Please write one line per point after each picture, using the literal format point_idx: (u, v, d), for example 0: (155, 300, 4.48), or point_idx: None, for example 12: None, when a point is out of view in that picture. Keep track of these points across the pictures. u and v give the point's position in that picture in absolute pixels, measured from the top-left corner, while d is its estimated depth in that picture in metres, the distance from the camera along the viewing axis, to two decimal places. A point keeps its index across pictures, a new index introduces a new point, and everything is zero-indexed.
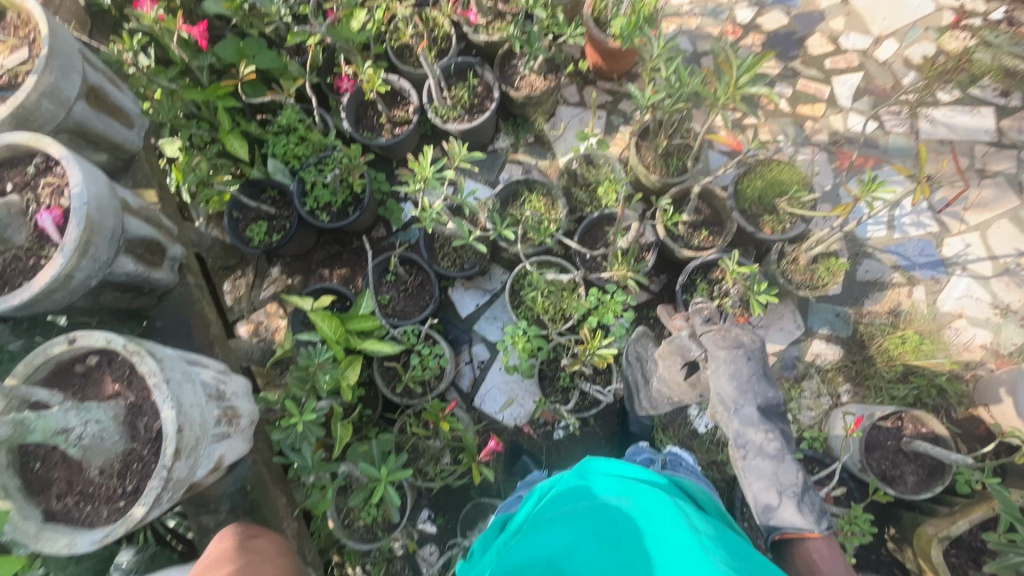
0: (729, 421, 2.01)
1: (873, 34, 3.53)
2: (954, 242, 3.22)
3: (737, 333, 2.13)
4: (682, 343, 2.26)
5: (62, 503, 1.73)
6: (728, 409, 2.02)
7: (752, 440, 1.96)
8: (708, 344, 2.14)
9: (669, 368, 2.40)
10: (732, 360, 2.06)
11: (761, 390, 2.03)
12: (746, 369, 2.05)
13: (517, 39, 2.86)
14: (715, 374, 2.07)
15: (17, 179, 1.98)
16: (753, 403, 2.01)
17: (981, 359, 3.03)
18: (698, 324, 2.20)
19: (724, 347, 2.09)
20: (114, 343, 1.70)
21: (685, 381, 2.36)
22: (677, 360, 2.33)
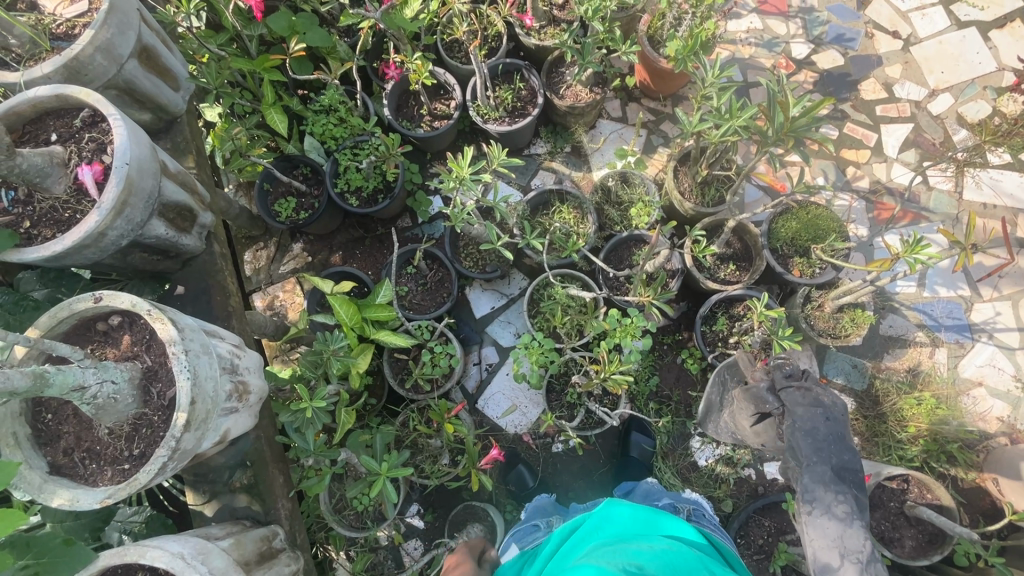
0: (799, 475, 1.84)
1: (928, 87, 3.46)
2: (983, 308, 3.16)
3: (817, 392, 2.00)
4: (755, 391, 2.15)
5: (69, 457, 1.75)
6: (800, 463, 1.85)
7: (819, 497, 1.75)
8: (786, 400, 2.01)
9: (740, 413, 2.24)
10: (810, 417, 1.92)
11: (838, 452, 1.85)
12: (824, 429, 1.88)
13: (570, 48, 2.83)
14: (789, 429, 1.93)
15: (62, 130, 2.00)
16: (828, 463, 1.82)
17: (995, 431, 2.97)
18: (779, 378, 2.08)
19: (802, 404, 1.97)
20: (139, 307, 1.71)
21: (753, 430, 2.17)
22: (748, 406, 2.18)
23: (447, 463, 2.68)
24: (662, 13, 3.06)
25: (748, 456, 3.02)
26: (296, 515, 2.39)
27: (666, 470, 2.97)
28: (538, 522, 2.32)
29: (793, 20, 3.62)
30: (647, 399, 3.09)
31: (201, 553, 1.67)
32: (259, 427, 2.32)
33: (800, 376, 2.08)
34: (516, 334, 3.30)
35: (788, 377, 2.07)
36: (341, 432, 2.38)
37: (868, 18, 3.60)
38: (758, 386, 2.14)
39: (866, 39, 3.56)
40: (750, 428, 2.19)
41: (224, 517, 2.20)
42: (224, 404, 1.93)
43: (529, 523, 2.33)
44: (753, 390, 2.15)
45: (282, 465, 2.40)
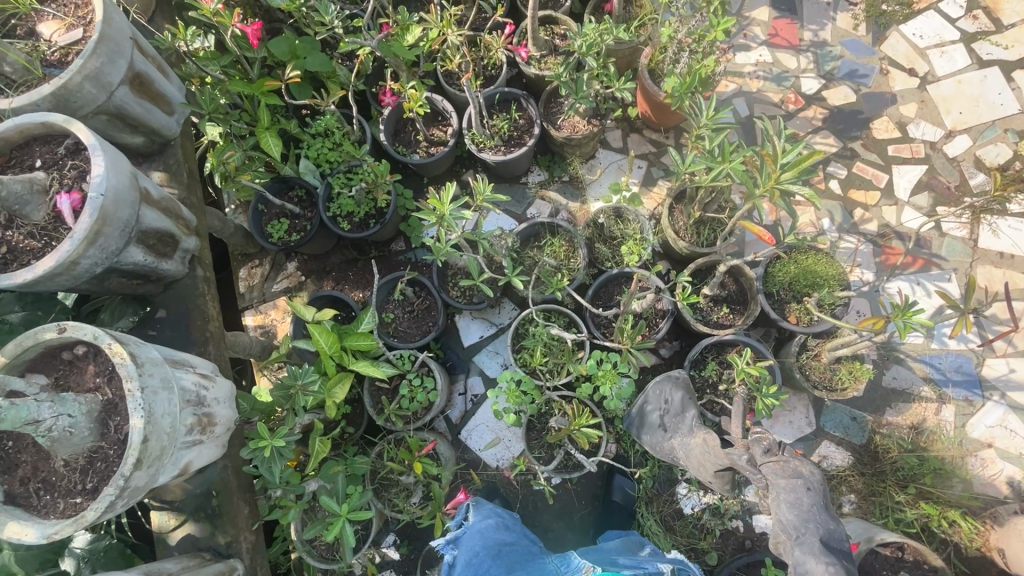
0: (791, 551, 1.76)
1: (945, 127, 3.31)
2: (996, 364, 2.99)
3: (796, 461, 1.92)
4: (732, 456, 2.08)
5: (24, 487, 1.74)
6: (790, 538, 1.77)
7: (812, 571, 1.69)
8: (766, 472, 1.93)
9: (706, 457, 2.24)
10: (794, 488, 1.83)
11: (824, 522, 1.78)
12: (808, 500, 1.80)
13: (565, 81, 2.79)
14: (774, 503, 1.83)
15: (46, 157, 2.03)
16: (818, 534, 1.75)
17: (1004, 497, 2.79)
18: (757, 453, 2.01)
19: (783, 476, 1.87)
20: (100, 341, 1.70)
21: (713, 475, 2.22)
22: (720, 460, 2.14)
23: (419, 500, 2.63)
24: (663, 47, 3.00)
25: (737, 507, 2.89)
26: (260, 547, 2.36)
27: (649, 518, 2.85)
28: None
29: (804, 54, 3.51)
30: (633, 441, 2.99)
31: None
32: (227, 456, 2.30)
33: (777, 450, 2.01)
34: (503, 365, 3.23)
35: (766, 451, 2.01)
36: (313, 462, 2.33)
37: (883, 54, 3.47)
38: (736, 454, 2.06)
39: (880, 75, 3.43)
40: (710, 474, 2.22)
41: (185, 546, 2.18)
42: (184, 437, 1.91)
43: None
44: (731, 456, 2.07)
45: (249, 495, 2.38)
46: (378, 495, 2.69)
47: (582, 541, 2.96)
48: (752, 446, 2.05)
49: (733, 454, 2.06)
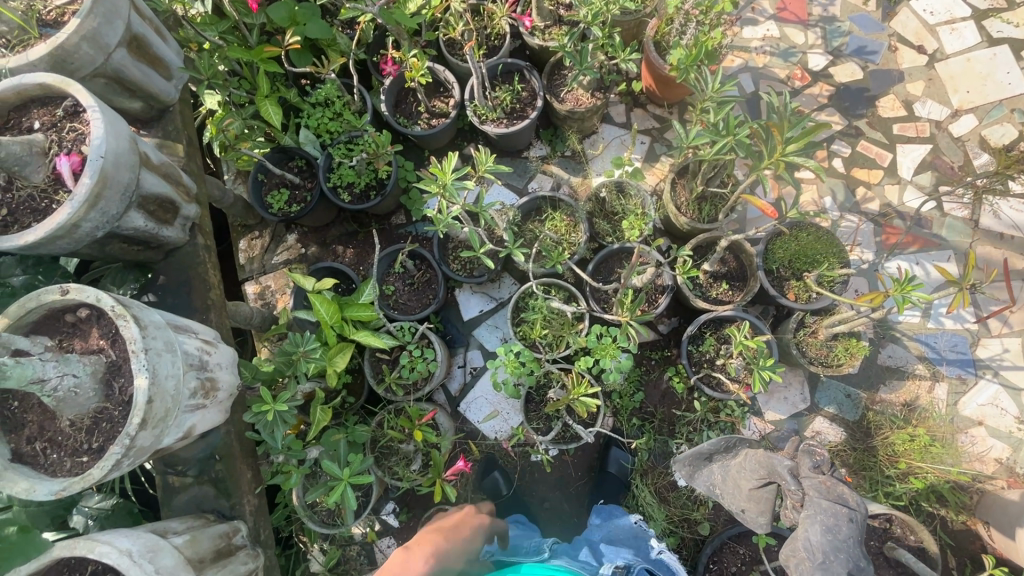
0: (811, 574, 1.81)
1: (952, 106, 3.28)
2: (990, 344, 3.02)
3: (842, 488, 1.95)
4: (773, 462, 2.07)
5: (31, 445, 1.77)
6: (814, 562, 1.82)
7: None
8: (807, 489, 1.95)
9: (741, 472, 2.15)
10: (834, 514, 1.87)
11: (855, 556, 1.82)
12: (846, 530, 1.85)
13: (569, 51, 2.74)
14: (808, 520, 1.87)
15: (44, 118, 2.00)
16: (844, 567, 1.80)
17: (992, 473, 2.85)
18: (805, 466, 2.01)
19: (827, 498, 1.90)
20: (102, 303, 1.71)
21: (750, 496, 2.10)
22: (758, 470, 2.09)
23: (418, 468, 2.68)
24: (670, 18, 2.94)
25: None
26: (263, 511, 2.41)
27: (644, 489, 2.91)
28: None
29: (812, 29, 3.46)
30: (630, 414, 3.04)
31: (149, 551, 1.67)
32: (229, 421, 2.33)
33: (826, 468, 2.00)
34: (502, 339, 3.25)
35: (815, 466, 2.00)
36: (315, 429, 2.37)
37: (892, 31, 3.42)
38: (778, 460, 2.06)
39: (889, 52, 3.39)
40: (747, 493, 2.10)
41: (190, 508, 2.22)
42: (188, 401, 1.94)
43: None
44: (772, 461, 2.07)
45: (251, 461, 2.41)
46: (378, 464, 2.73)
47: (578, 511, 3.03)
48: (801, 457, 2.03)
49: (777, 458, 2.06)
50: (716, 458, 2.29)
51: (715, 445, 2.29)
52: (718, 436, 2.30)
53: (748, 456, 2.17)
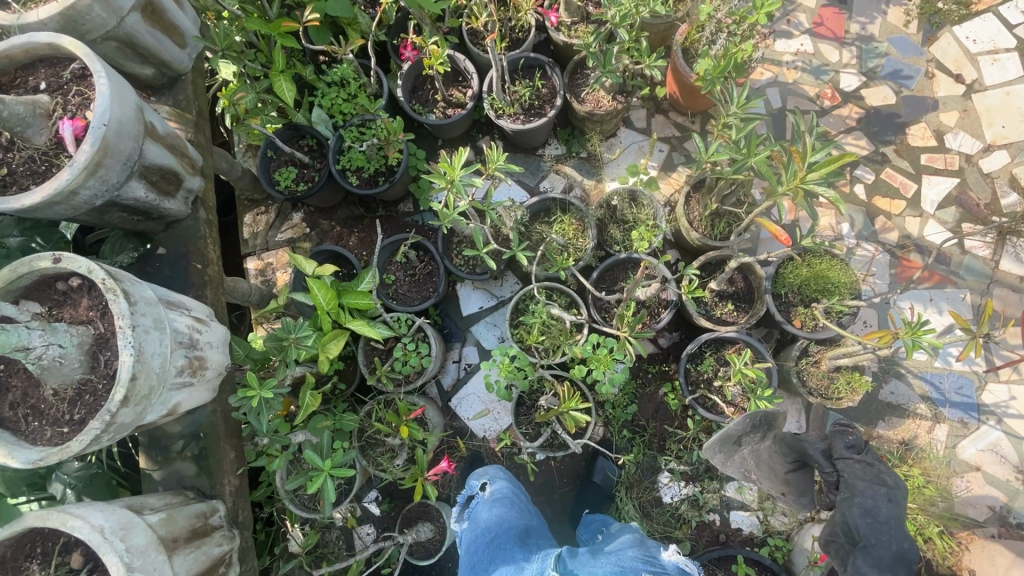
0: (853, 556, 1.94)
1: (985, 140, 3.17)
2: (997, 389, 2.95)
3: (878, 468, 2.05)
4: (803, 445, 2.23)
5: (14, 411, 1.76)
6: (854, 544, 1.95)
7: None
8: (842, 470, 2.08)
9: (774, 457, 2.34)
10: (872, 495, 1.98)
11: (897, 538, 1.93)
12: (885, 511, 1.96)
13: (594, 52, 2.65)
14: (846, 503, 1.99)
15: (51, 80, 1.97)
16: (887, 549, 1.92)
17: (984, 521, 2.80)
18: (839, 447, 2.13)
19: (864, 479, 2.02)
20: (93, 275, 1.68)
21: (784, 478, 2.31)
22: (789, 454, 2.29)
23: (403, 462, 2.66)
24: (701, 25, 2.85)
25: (715, 501, 2.93)
26: (244, 491, 2.40)
27: (628, 502, 2.89)
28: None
29: (848, 48, 3.34)
30: (621, 426, 3.00)
31: (122, 529, 1.65)
32: (217, 400, 2.31)
33: (860, 448, 2.13)
34: (500, 338, 3.21)
35: (849, 446, 2.12)
36: (301, 415, 2.36)
37: (931, 56, 3.29)
38: (810, 444, 2.21)
39: (925, 78, 3.27)
40: (783, 475, 2.31)
41: (171, 483, 2.21)
42: (175, 378, 1.92)
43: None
44: (803, 444, 2.23)
45: (236, 441, 2.40)
46: (363, 453, 2.72)
47: (560, 517, 3.01)
48: (834, 438, 2.17)
49: (808, 442, 2.21)
50: (744, 443, 2.41)
51: (742, 428, 2.35)
52: (741, 417, 2.34)
53: (777, 440, 2.36)
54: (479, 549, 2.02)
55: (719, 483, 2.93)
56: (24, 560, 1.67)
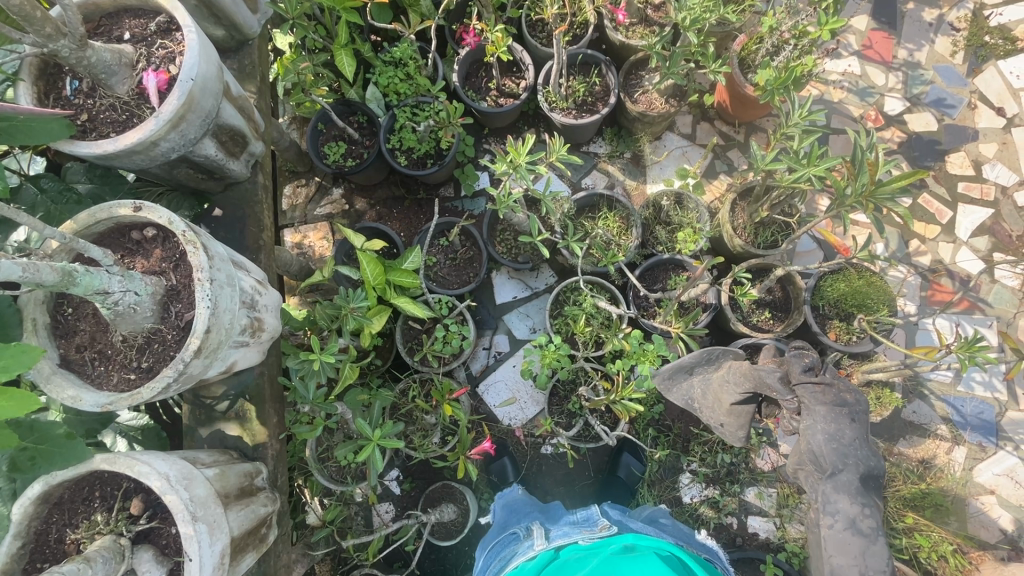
0: (820, 484, 1.77)
1: (1021, 174, 3.25)
2: (1017, 417, 3.02)
3: (838, 387, 1.87)
4: (760, 375, 1.96)
5: (80, 354, 1.76)
6: (823, 472, 1.77)
7: (843, 510, 1.71)
8: (802, 396, 1.88)
9: (723, 387, 2.08)
10: (834, 418, 1.81)
11: (864, 458, 1.77)
12: (849, 433, 1.79)
13: (658, 52, 2.68)
14: (809, 431, 1.81)
15: (136, 31, 1.97)
16: (855, 472, 1.75)
17: (995, 543, 2.87)
18: (796, 372, 1.91)
19: (825, 404, 1.84)
20: (175, 226, 1.68)
21: (730, 410, 2.05)
22: (742, 383, 2.00)
23: (437, 441, 2.69)
24: (760, 37, 2.91)
25: (734, 504, 2.97)
26: (281, 457, 2.41)
27: (649, 499, 2.93)
28: (518, 530, 2.17)
29: (895, 72, 3.40)
30: (646, 424, 3.03)
31: (185, 479, 1.66)
32: (264, 364, 2.32)
33: (818, 369, 1.92)
34: (532, 328, 3.23)
35: (806, 369, 1.91)
36: (341, 386, 2.36)
37: (975, 88, 3.37)
38: (766, 371, 1.96)
39: (967, 109, 3.34)
40: (728, 407, 2.05)
41: (214, 442, 2.22)
42: (237, 337, 1.93)
43: (509, 531, 2.20)
44: (760, 373, 1.95)
45: (277, 406, 2.41)
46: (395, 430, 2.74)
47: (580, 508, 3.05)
48: (790, 363, 1.94)
49: (765, 370, 1.95)
50: (697, 370, 2.23)
51: (694, 358, 2.22)
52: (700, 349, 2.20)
53: (732, 367, 2.08)
54: (519, 507, 2.37)
55: (740, 487, 2.97)
56: (81, 502, 1.69)
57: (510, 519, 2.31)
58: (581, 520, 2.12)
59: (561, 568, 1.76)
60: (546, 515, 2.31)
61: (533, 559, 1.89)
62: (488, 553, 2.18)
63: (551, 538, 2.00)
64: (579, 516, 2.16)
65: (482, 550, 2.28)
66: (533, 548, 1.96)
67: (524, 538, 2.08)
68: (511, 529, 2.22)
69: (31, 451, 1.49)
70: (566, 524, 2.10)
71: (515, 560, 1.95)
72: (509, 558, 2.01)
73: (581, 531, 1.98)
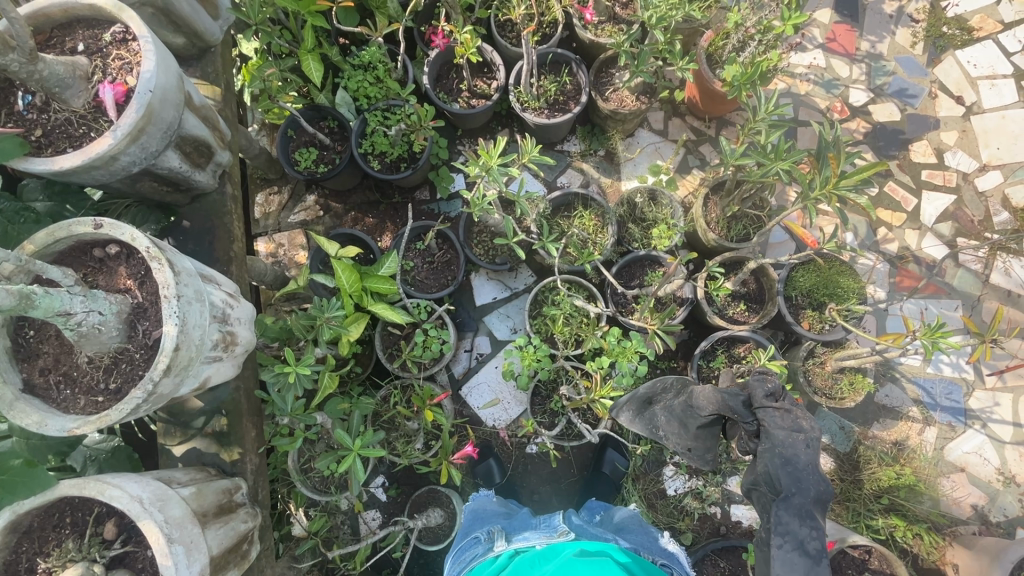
0: (773, 507, 1.70)
1: (980, 160, 3.35)
2: (984, 396, 3.12)
3: (797, 412, 1.84)
4: (721, 398, 1.99)
5: (44, 378, 1.70)
6: (777, 495, 1.70)
7: (793, 532, 1.65)
8: (763, 418, 1.84)
9: (690, 414, 2.18)
10: (791, 443, 1.75)
11: (817, 483, 1.71)
12: (804, 458, 1.73)
13: (625, 50, 2.69)
14: (766, 454, 1.76)
15: (91, 42, 1.91)
16: (807, 496, 1.69)
17: (967, 519, 2.97)
18: (758, 396, 1.88)
19: (783, 427, 1.79)
20: (138, 242, 1.64)
21: (696, 434, 2.18)
22: (705, 409, 2.08)
23: (420, 446, 2.69)
24: (726, 33, 2.95)
25: (717, 494, 3.02)
26: (261, 470, 2.38)
27: (634, 493, 2.96)
28: (479, 534, 2.16)
29: (858, 64, 3.48)
30: (629, 419, 3.05)
31: (159, 500, 1.63)
32: (240, 378, 2.28)
33: (780, 394, 1.88)
34: (512, 329, 3.23)
35: (769, 394, 1.87)
36: (320, 396, 2.32)
37: (935, 77, 3.46)
38: (730, 395, 1.98)
39: (928, 98, 3.43)
40: (694, 431, 2.17)
41: (191, 460, 2.18)
42: (209, 352, 1.89)
43: (471, 536, 2.18)
44: (723, 396, 1.99)
45: (255, 419, 2.37)
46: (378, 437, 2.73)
47: (567, 506, 3.07)
48: (752, 387, 1.90)
49: (728, 394, 1.98)
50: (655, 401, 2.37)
51: (651, 388, 2.39)
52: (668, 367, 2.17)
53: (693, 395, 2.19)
54: (481, 513, 2.38)
55: (722, 477, 3.02)
56: (52, 530, 1.65)
57: (470, 525, 2.31)
58: (544, 525, 2.13)
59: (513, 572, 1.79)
60: (508, 520, 2.30)
61: (495, 561, 1.92)
62: (450, 557, 2.16)
63: (512, 540, 2.03)
64: (542, 522, 2.17)
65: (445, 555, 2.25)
66: (493, 550, 1.98)
67: (483, 542, 2.09)
68: (473, 534, 2.20)
69: None
70: (528, 529, 2.12)
71: (475, 563, 1.97)
72: (470, 561, 2.02)
73: (541, 536, 2.00)
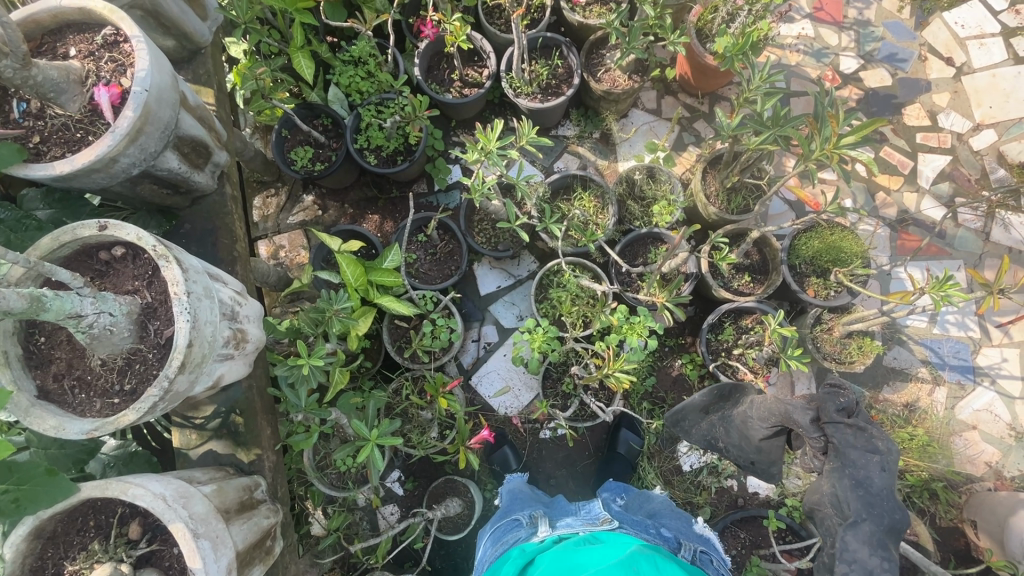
0: (841, 532, 1.90)
1: (974, 120, 3.36)
2: (991, 353, 3.13)
3: (871, 432, 1.95)
4: (788, 411, 2.12)
5: (59, 383, 1.70)
6: (846, 520, 1.89)
7: (861, 560, 1.85)
8: (834, 436, 1.96)
9: (751, 425, 2.29)
10: (865, 466, 1.91)
11: (889, 511, 1.88)
12: (878, 482, 1.90)
13: (616, 30, 2.68)
14: (837, 475, 1.93)
15: (82, 46, 1.90)
16: (878, 523, 1.87)
17: (981, 476, 2.98)
18: (829, 411, 2.00)
19: (857, 448, 1.93)
20: (144, 241, 1.63)
21: (760, 443, 2.28)
22: (770, 418, 2.19)
23: (435, 436, 2.70)
24: (714, 7, 2.95)
25: (733, 467, 3.03)
26: (279, 468, 2.38)
27: (650, 470, 2.97)
28: (520, 517, 2.14)
29: (846, 32, 3.48)
30: (641, 398, 3.05)
31: (182, 497, 1.63)
32: (251, 377, 2.28)
33: (851, 411, 2.00)
34: (519, 316, 3.23)
35: (840, 410, 1.99)
36: (333, 391, 2.32)
37: (924, 40, 3.47)
38: (797, 410, 2.09)
39: (918, 62, 3.44)
40: (758, 442, 2.29)
41: (207, 462, 2.18)
42: (221, 349, 1.88)
43: (511, 518, 2.18)
44: (790, 411, 2.10)
45: (270, 417, 2.38)
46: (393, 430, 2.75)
47: (584, 489, 3.06)
48: (824, 402, 2.02)
49: (794, 408, 2.10)
50: (712, 410, 2.61)
51: (708, 398, 2.62)
52: (705, 388, 2.62)
53: (755, 403, 2.31)
54: (518, 498, 2.37)
55: None
56: (76, 534, 1.65)
57: (509, 509, 2.29)
58: (584, 513, 2.13)
59: (560, 554, 1.78)
60: (546, 505, 2.29)
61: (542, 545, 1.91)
62: (490, 537, 2.17)
63: (555, 525, 2.03)
64: (582, 509, 2.17)
65: (483, 537, 2.26)
66: (538, 535, 1.98)
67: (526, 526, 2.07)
68: (513, 516, 2.18)
69: (13, 493, 1.41)
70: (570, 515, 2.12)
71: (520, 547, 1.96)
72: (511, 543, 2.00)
73: (584, 523, 2.01)
